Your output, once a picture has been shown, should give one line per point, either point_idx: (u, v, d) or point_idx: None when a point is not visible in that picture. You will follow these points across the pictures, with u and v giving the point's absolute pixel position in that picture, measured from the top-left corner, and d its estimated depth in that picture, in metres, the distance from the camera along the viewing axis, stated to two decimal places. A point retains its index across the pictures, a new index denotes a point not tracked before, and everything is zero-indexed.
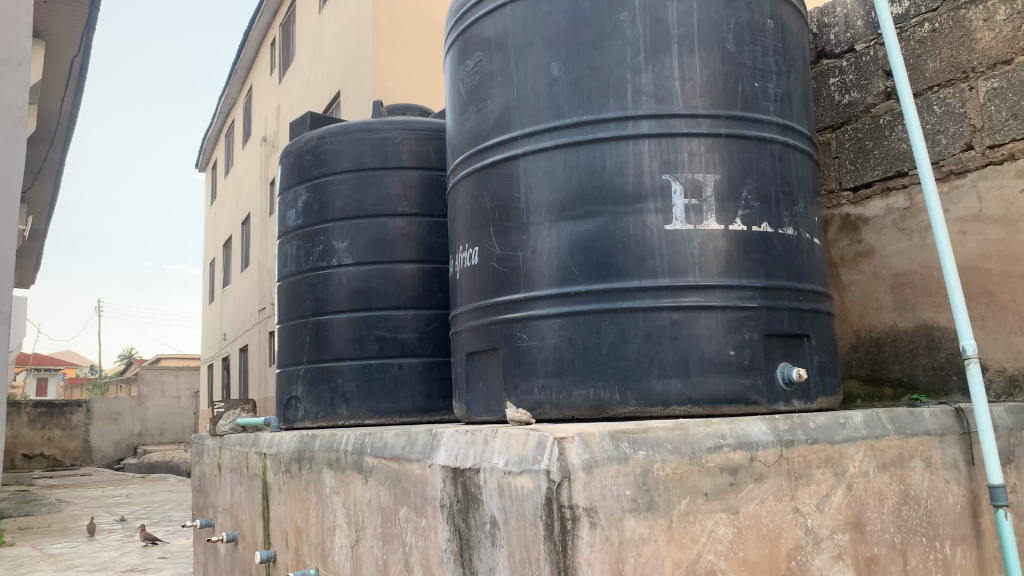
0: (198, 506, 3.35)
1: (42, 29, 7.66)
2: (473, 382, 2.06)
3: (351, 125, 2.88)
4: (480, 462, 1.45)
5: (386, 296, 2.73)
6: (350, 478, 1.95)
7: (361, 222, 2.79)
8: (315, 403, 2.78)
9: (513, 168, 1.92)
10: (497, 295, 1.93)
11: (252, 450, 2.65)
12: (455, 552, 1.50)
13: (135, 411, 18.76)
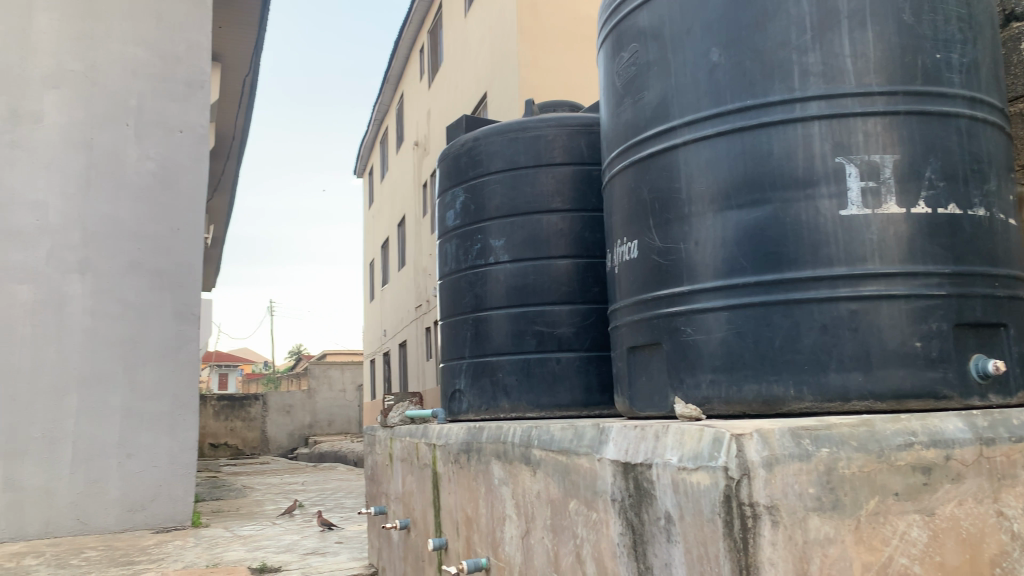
0: (371, 493, 3.54)
1: (218, 52, 8.31)
2: (635, 377, 2.04)
3: (505, 126, 2.94)
4: (652, 457, 1.44)
5: (543, 291, 2.75)
6: (518, 470, 1.99)
7: (516, 220, 2.84)
8: (478, 396, 2.86)
9: (673, 159, 1.89)
10: (659, 288, 1.91)
11: (422, 441, 2.77)
12: (629, 546, 1.50)
13: (305, 404, 20.03)
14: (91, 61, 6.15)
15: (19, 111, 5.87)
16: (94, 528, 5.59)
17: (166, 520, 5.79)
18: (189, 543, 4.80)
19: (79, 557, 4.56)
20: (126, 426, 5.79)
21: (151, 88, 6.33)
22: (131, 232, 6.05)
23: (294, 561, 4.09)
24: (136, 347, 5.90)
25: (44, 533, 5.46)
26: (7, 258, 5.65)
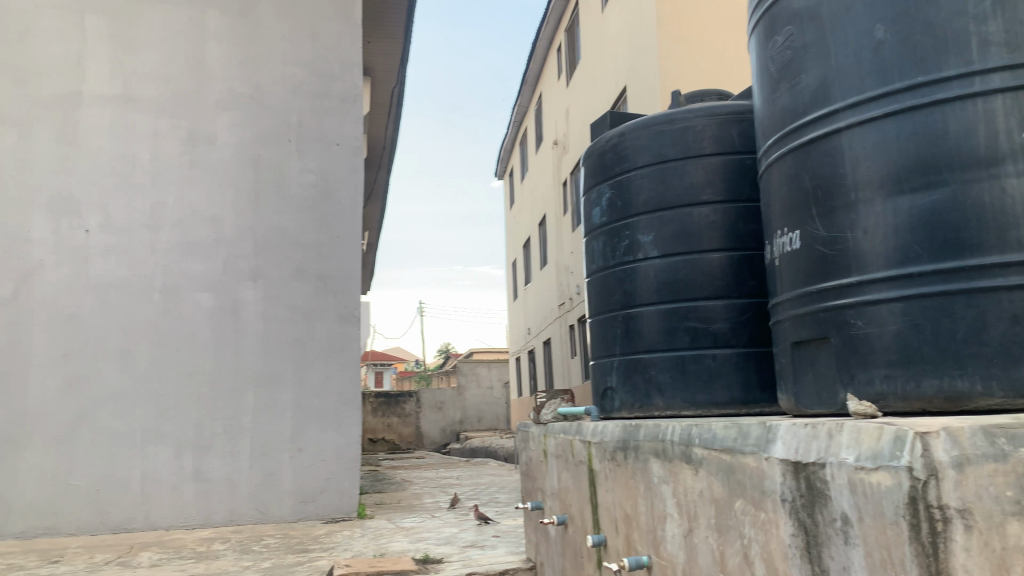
0: (526, 488, 3.61)
1: (368, 66, 8.72)
2: (801, 373, 1.97)
3: (650, 120, 2.91)
4: (826, 456, 1.39)
5: (695, 286, 2.70)
6: (678, 468, 1.97)
7: (665, 214, 2.80)
8: (631, 394, 2.84)
9: (836, 144, 1.81)
10: (826, 280, 1.83)
11: (577, 438, 2.79)
12: (802, 548, 1.45)
13: (456, 401, 20.64)
14: (256, 84, 6.62)
15: (196, 134, 6.42)
16: (271, 517, 6.02)
17: (335, 511, 6.14)
18: (357, 533, 5.07)
19: (259, 544, 4.92)
20: (297, 422, 6.18)
21: (310, 105, 6.72)
22: (295, 241, 6.45)
23: (455, 553, 4.23)
24: (303, 348, 6.30)
25: (228, 521, 5.95)
26: (191, 268, 6.20)
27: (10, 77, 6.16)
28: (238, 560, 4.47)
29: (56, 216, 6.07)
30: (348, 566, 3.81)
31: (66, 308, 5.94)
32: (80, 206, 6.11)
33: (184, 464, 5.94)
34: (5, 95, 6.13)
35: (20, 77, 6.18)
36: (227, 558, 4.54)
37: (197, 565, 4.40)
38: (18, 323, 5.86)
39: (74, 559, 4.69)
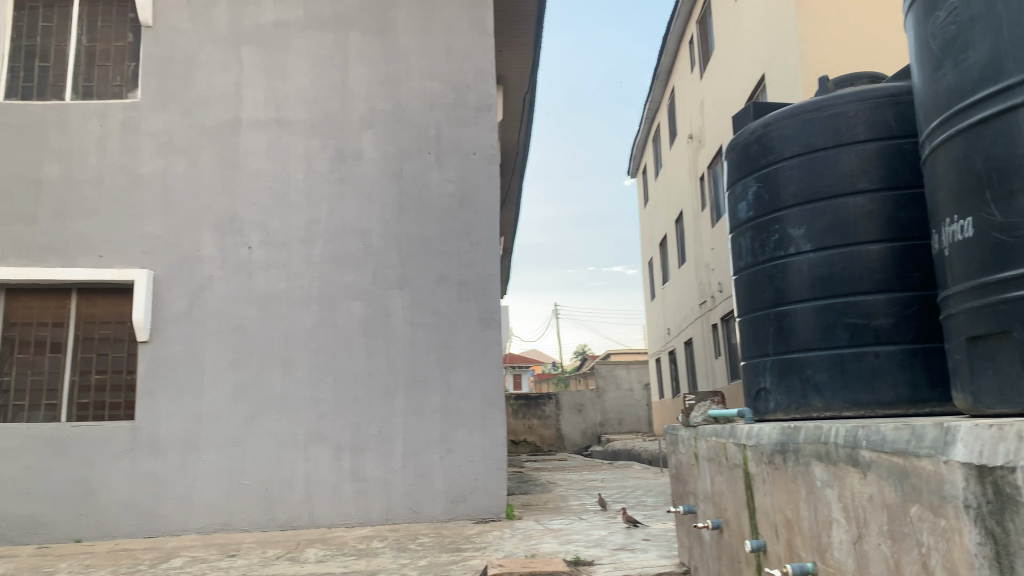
0: (677, 491, 3.55)
1: (501, 74, 8.87)
2: (979, 371, 1.83)
3: (797, 108, 2.80)
4: (1016, 461, 1.29)
5: (852, 280, 2.57)
6: (845, 472, 1.88)
7: (817, 206, 2.68)
8: (787, 394, 2.74)
9: (1012, 122, 1.67)
10: (1005, 270, 1.70)
11: (730, 441, 2.72)
12: (990, 558, 1.34)
13: (596, 403, 20.57)
14: (396, 99, 6.88)
15: (343, 151, 6.77)
16: (425, 517, 6.24)
17: (484, 511, 6.28)
18: (507, 534, 5.16)
19: (415, 542, 5.11)
20: (445, 425, 6.37)
21: (447, 117, 6.90)
22: (437, 249, 6.66)
23: (605, 556, 4.22)
24: (448, 353, 6.48)
25: (385, 520, 6.21)
26: (343, 279, 6.54)
27: (180, 109, 6.72)
28: (396, 557, 4.66)
29: (222, 234, 6.56)
30: (502, 566, 3.89)
31: (234, 319, 6.42)
32: (243, 224, 6.58)
33: (343, 465, 6.26)
34: (175, 126, 6.70)
35: (188, 109, 6.73)
36: (387, 555, 4.75)
37: (359, 561, 4.62)
38: (193, 335, 6.37)
39: (249, 553, 5.05)
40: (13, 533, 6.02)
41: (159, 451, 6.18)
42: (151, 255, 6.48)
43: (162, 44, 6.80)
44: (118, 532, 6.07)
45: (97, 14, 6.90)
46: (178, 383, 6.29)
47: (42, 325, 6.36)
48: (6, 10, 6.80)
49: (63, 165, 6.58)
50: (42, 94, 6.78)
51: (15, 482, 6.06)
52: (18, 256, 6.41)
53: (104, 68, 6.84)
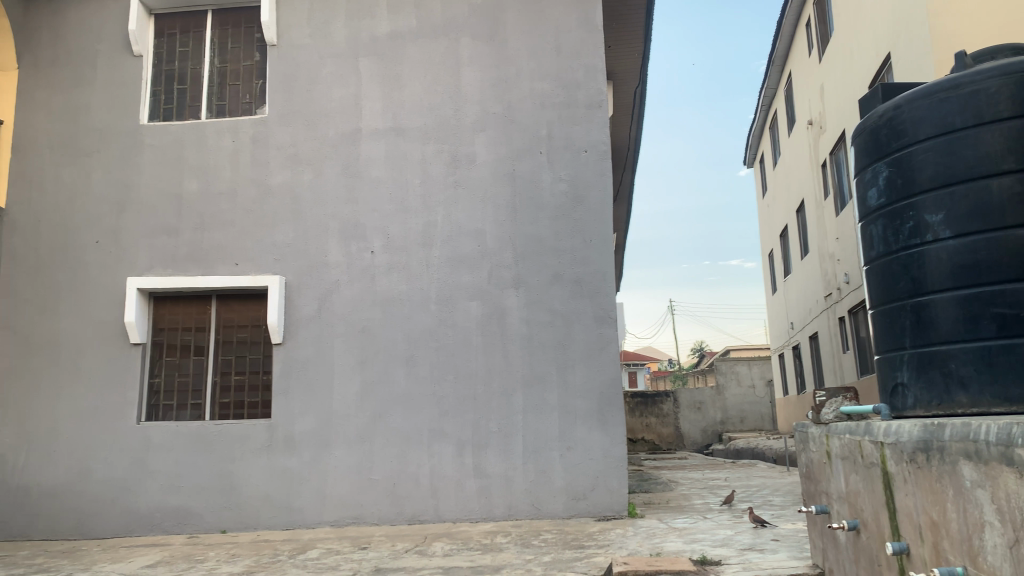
0: (809, 491, 3.42)
1: (611, 70, 8.81)
2: None
3: (931, 87, 2.65)
4: None
5: (998, 268, 2.41)
6: (997, 472, 1.77)
7: (956, 190, 2.53)
8: (927, 390, 2.60)
9: None
10: None
11: (866, 439, 2.61)
12: None
13: (716, 401, 20.06)
14: (508, 102, 6.96)
15: (458, 155, 6.91)
16: (546, 513, 6.29)
17: (606, 509, 6.27)
18: (630, 532, 5.13)
19: (538, 538, 5.17)
20: (564, 423, 6.40)
21: (558, 115, 6.91)
22: (551, 248, 6.69)
23: (733, 556, 4.12)
24: (565, 351, 6.50)
25: (508, 516, 6.31)
26: (460, 280, 6.68)
27: (304, 122, 7.05)
28: (520, 553, 4.72)
29: (346, 240, 6.83)
30: (627, 564, 3.87)
31: (359, 321, 6.68)
32: (365, 230, 6.83)
33: (466, 461, 6.40)
34: (300, 139, 7.02)
35: (311, 121, 7.05)
36: (510, 550, 4.82)
37: (484, 556, 4.71)
38: (322, 336, 6.67)
39: (379, 546, 5.24)
40: (166, 523, 6.47)
41: (294, 448, 6.51)
42: (282, 262, 6.83)
43: (286, 61, 7.15)
44: (258, 524, 6.43)
45: (227, 37, 7.34)
46: (310, 383, 6.60)
47: (186, 330, 6.85)
48: (148, 38, 7.34)
49: (201, 180, 7.03)
50: (181, 114, 7.27)
51: (167, 476, 6.53)
52: (165, 266, 6.91)
53: (235, 87, 7.26)
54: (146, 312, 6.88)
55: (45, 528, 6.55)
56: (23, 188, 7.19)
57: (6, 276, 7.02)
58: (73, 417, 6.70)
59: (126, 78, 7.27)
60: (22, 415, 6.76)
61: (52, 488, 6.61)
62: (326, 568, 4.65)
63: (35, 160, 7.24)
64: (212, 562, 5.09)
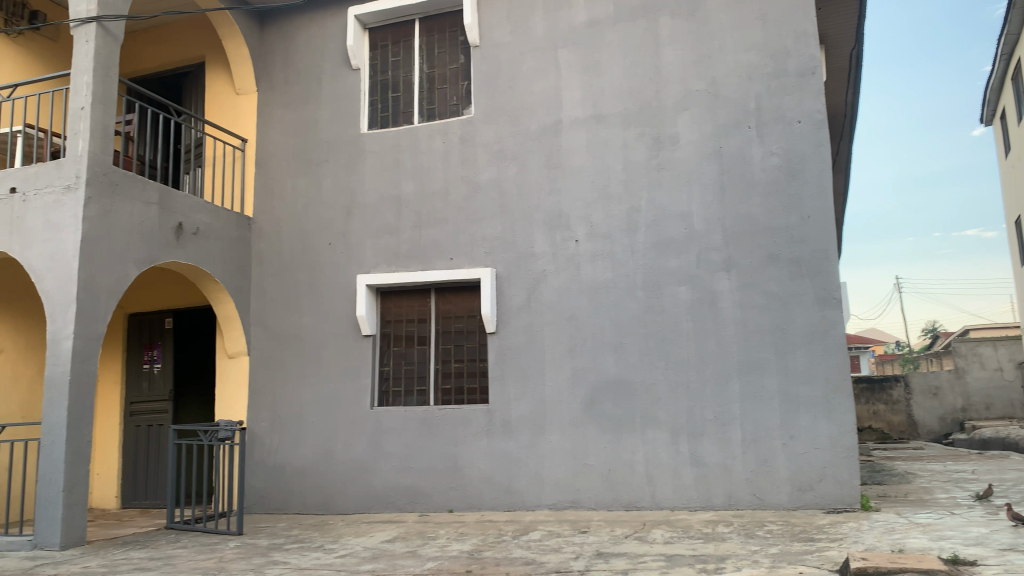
0: None
1: (824, 33, 8.23)
2: None
3: None
4: None
5: None
6: None
7: None
8: None
9: None
10: None
11: None
12: None
13: (956, 385, 18.01)
14: (712, 78, 6.72)
15: (661, 137, 6.78)
16: (770, 504, 6.06)
17: (835, 501, 5.93)
18: (865, 526, 4.81)
19: (762, 529, 4.98)
20: (786, 410, 6.12)
21: (767, 87, 6.57)
22: (766, 227, 6.40)
23: (991, 556, 3.73)
24: (784, 335, 6.21)
25: (728, 505, 6.14)
26: (668, 265, 6.58)
27: (508, 117, 7.25)
28: (745, 543, 4.58)
29: (552, 230, 6.95)
30: (866, 560, 3.62)
31: (568, 309, 6.78)
32: (570, 219, 6.91)
33: (682, 449, 6.31)
34: (505, 135, 7.23)
35: (514, 116, 7.23)
36: (735, 540, 4.68)
37: (707, 545, 4.61)
38: (534, 325, 6.85)
39: (599, 531, 5.31)
40: (399, 501, 6.97)
41: (512, 432, 6.75)
42: (492, 254, 7.09)
43: (489, 60, 7.40)
44: (482, 505, 6.74)
45: (434, 43, 7.72)
46: (524, 370, 6.81)
47: (410, 321, 7.32)
48: (364, 52, 7.90)
49: (416, 181, 7.46)
50: (396, 120, 7.74)
51: (399, 457, 7.02)
52: (388, 262, 7.41)
53: (443, 90, 7.62)
54: (374, 306, 7.44)
55: (297, 503, 7.29)
56: (266, 199, 8.02)
57: (256, 278, 7.87)
58: (317, 403, 7.40)
59: (347, 90, 7.87)
60: (275, 402, 7.56)
61: (301, 467, 7.34)
62: (550, 550, 4.78)
63: (274, 173, 8.04)
64: (443, 540, 5.41)
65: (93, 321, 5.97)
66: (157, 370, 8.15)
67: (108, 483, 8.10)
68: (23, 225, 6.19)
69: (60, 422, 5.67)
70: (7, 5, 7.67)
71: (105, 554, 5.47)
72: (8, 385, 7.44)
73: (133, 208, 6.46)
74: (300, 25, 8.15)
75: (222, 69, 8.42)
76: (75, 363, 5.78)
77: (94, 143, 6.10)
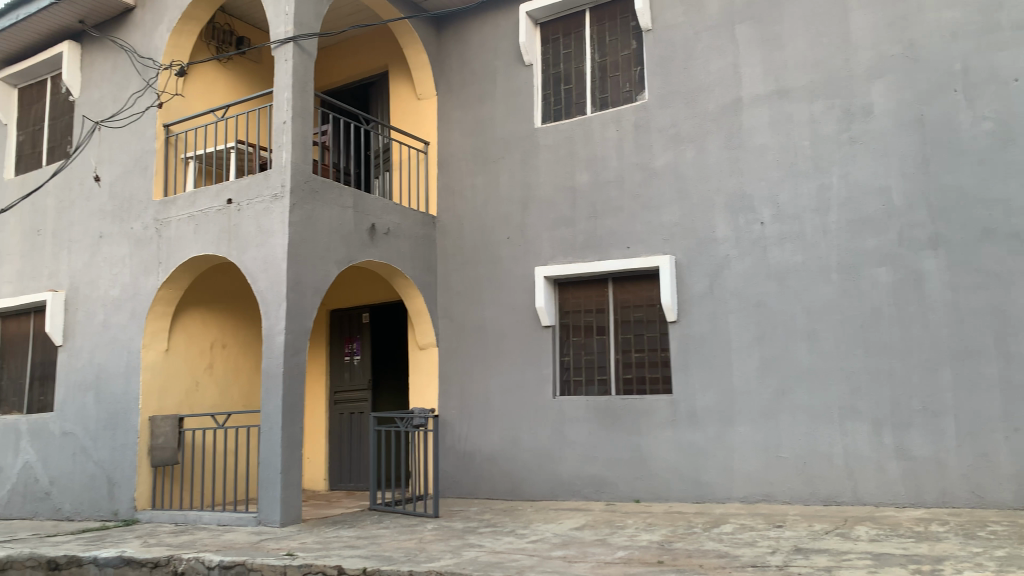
0: None
1: None
2: None
3: None
4: None
5: None
6: None
7: None
8: None
9: None
10: None
11: None
12: None
13: None
14: (909, 40, 6.19)
15: (852, 108, 6.35)
16: (992, 502, 5.52)
17: None
18: None
19: (985, 530, 4.55)
20: (1009, 399, 5.55)
21: (976, 45, 5.96)
22: (978, 199, 5.82)
23: None
24: (1004, 317, 5.63)
25: (942, 503, 5.67)
26: (864, 245, 6.16)
27: (683, 100, 7.07)
28: (965, 544, 4.21)
29: (734, 214, 6.71)
30: None
31: (754, 295, 6.53)
32: (753, 201, 6.64)
33: (886, 442, 5.90)
34: (681, 118, 7.06)
35: (690, 99, 7.04)
36: (953, 541, 4.32)
37: (920, 544, 4.28)
38: (718, 312, 6.66)
39: (796, 525, 5.08)
40: (585, 490, 7.02)
41: (698, 423, 6.60)
42: (671, 241, 6.97)
43: (662, 44, 7.25)
44: (670, 496, 6.65)
45: (605, 31, 7.68)
46: (709, 358, 6.64)
47: (588, 311, 7.35)
48: (536, 46, 8.01)
49: (591, 171, 7.46)
50: (569, 112, 7.80)
51: (584, 447, 7.08)
52: (565, 254, 7.48)
53: (616, 78, 7.56)
54: (553, 298, 7.54)
55: (487, 489, 7.54)
56: (449, 198, 8.35)
57: (441, 273, 8.22)
58: (501, 393, 7.62)
59: (521, 86, 8.01)
60: (462, 391, 7.87)
61: (489, 455, 7.59)
62: (744, 544, 4.63)
63: (455, 172, 8.35)
64: (632, 529, 5.40)
65: (301, 317, 6.50)
66: (356, 361, 8.76)
67: (316, 466, 8.80)
68: (238, 231, 6.83)
69: (277, 411, 6.23)
70: (218, 33, 8.54)
71: (319, 531, 5.95)
72: (231, 378, 8.28)
73: (332, 212, 6.95)
74: (475, 26, 8.40)
75: (404, 76, 8.84)
76: (287, 356, 6.31)
77: (296, 154, 6.63)
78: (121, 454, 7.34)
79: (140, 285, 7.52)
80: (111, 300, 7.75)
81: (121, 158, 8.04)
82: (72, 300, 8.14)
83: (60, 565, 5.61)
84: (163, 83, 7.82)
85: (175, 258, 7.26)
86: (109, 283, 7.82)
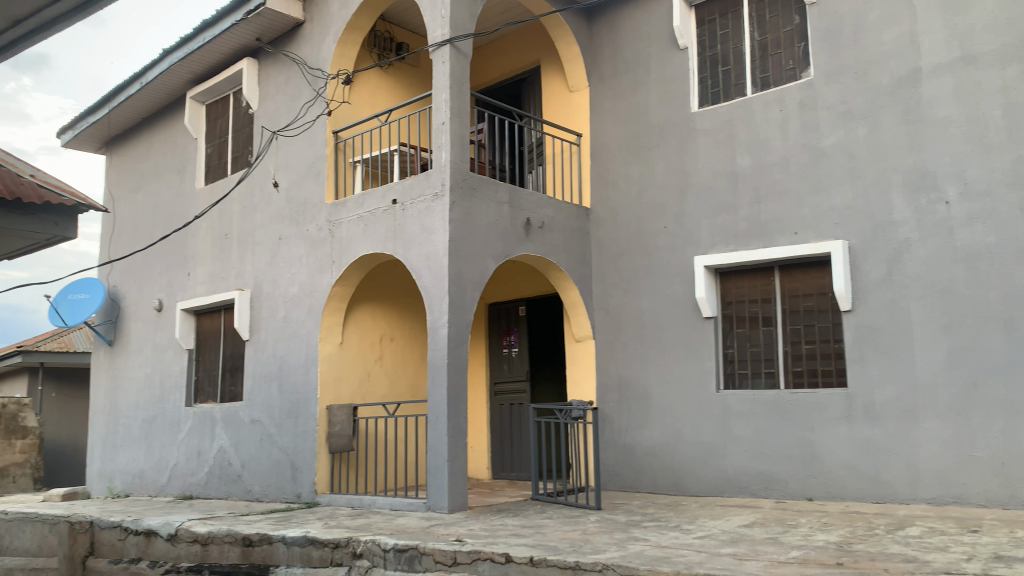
0: None
1: None
2: None
3: None
4: None
5: None
6: None
7: None
8: None
9: None
10: None
11: None
12: None
13: None
14: None
15: None
16: None
17: None
18: None
19: None
20: None
21: None
22: None
23: None
24: None
25: None
26: None
27: (854, 74, 6.64)
28: None
29: (914, 193, 6.23)
30: None
31: (939, 281, 6.04)
32: (937, 179, 6.13)
33: None
34: (852, 94, 6.64)
35: (861, 72, 6.60)
36: None
37: None
38: (898, 299, 6.21)
39: (994, 531, 4.66)
40: (753, 486, 6.78)
41: (877, 419, 6.20)
42: (843, 225, 6.57)
43: (828, 16, 6.84)
44: (846, 495, 6.30)
45: (764, 8, 7.35)
46: (888, 349, 6.22)
47: (753, 301, 7.07)
48: (691, 29, 7.78)
49: (753, 155, 7.17)
50: (728, 94, 7.51)
51: (750, 442, 6.83)
52: (726, 242, 7.24)
53: (778, 56, 7.22)
54: (714, 288, 7.32)
55: (649, 482, 7.45)
56: (604, 188, 8.30)
57: (598, 264, 8.20)
58: (662, 385, 7.50)
59: (676, 71, 7.82)
60: (621, 383, 7.82)
61: (651, 448, 7.50)
62: (933, 548, 4.30)
63: (610, 162, 8.28)
64: (806, 529, 5.15)
65: (463, 311, 6.69)
66: (514, 353, 8.93)
67: (480, 455, 9.04)
68: (403, 229, 7.13)
69: (443, 402, 6.46)
70: (379, 41, 8.97)
71: (485, 519, 6.11)
72: (398, 370, 8.66)
73: (490, 208, 7.10)
74: (628, 13, 8.28)
75: (556, 69, 8.87)
76: (451, 348, 6.53)
77: (455, 153, 6.82)
78: (303, 441, 7.87)
79: (315, 283, 8.03)
80: (291, 297, 8.32)
81: (296, 165, 8.60)
82: (257, 299, 8.82)
83: (253, 541, 6.09)
84: (332, 91, 8.29)
85: (346, 258, 7.69)
86: (289, 282, 8.39)
